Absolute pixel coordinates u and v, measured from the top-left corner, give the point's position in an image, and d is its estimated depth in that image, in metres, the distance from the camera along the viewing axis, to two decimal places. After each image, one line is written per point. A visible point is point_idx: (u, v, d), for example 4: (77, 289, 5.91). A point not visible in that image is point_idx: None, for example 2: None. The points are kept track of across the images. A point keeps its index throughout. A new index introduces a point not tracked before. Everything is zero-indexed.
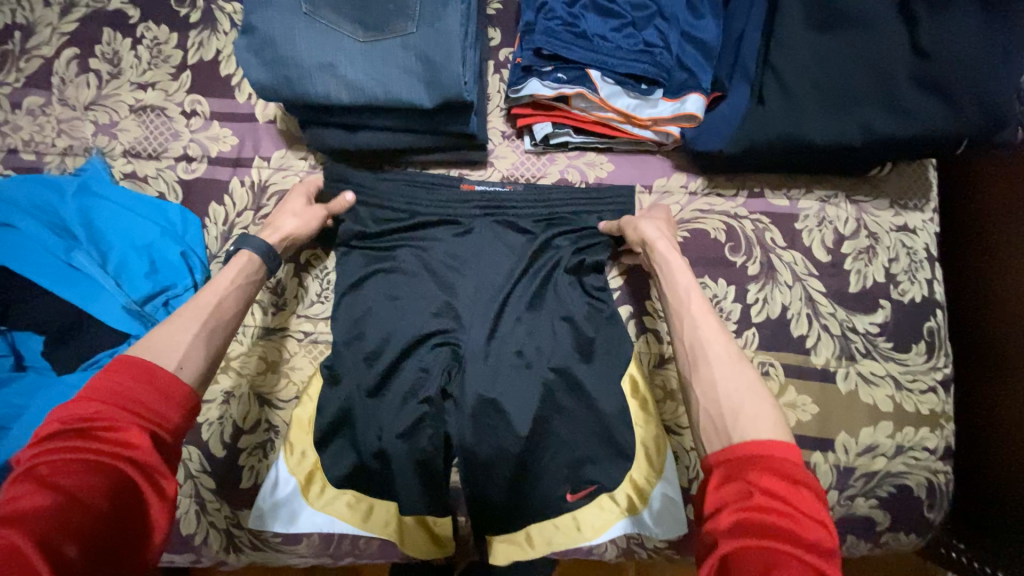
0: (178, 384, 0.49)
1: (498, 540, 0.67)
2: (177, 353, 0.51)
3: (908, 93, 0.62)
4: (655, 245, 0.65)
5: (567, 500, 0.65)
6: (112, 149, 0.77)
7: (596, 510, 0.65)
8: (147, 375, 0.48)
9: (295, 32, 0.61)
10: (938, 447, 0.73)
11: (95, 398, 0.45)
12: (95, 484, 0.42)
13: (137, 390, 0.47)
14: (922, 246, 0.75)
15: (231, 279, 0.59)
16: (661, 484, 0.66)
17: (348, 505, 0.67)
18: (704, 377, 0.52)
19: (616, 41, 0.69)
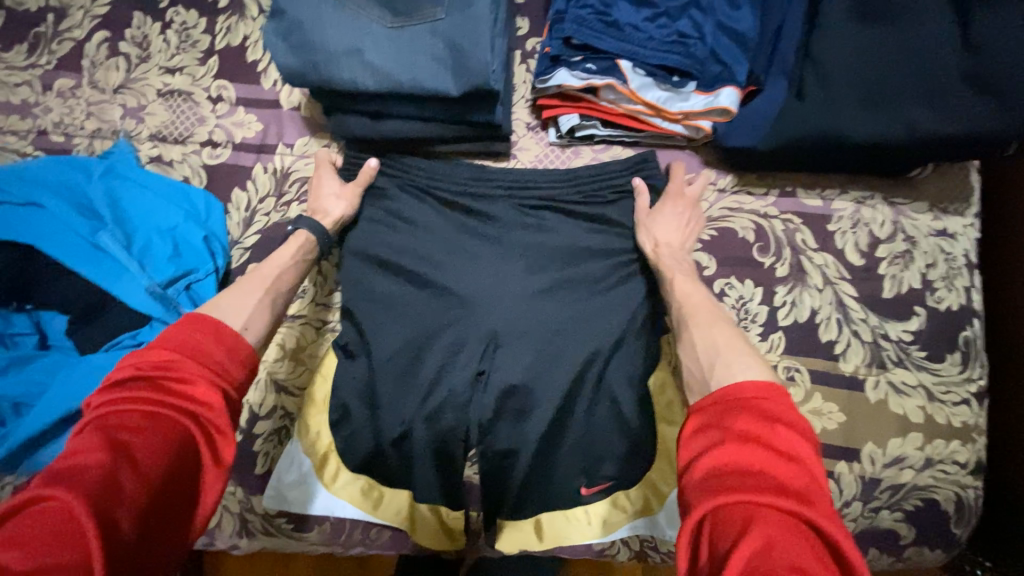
0: (242, 344, 0.50)
1: (507, 526, 0.68)
2: (243, 313, 0.55)
3: (958, 91, 0.59)
4: (650, 243, 0.67)
5: (582, 492, 0.66)
6: (140, 133, 0.78)
7: (607, 505, 0.67)
8: (215, 334, 0.49)
9: (323, 16, 0.60)
10: (969, 462, 0.71)
11: (165, 348, 0.47)
12: (164, 430, 0.43)
13: (205, 345, 0.48)
14: (961, 252, 0.72)
15: (289, 256, 0.65)
16: (674, 485, 0.66)
17: (360, 491, 0.69)
18: (690, 341, 0.56)
19: (649, 31, 0.66)
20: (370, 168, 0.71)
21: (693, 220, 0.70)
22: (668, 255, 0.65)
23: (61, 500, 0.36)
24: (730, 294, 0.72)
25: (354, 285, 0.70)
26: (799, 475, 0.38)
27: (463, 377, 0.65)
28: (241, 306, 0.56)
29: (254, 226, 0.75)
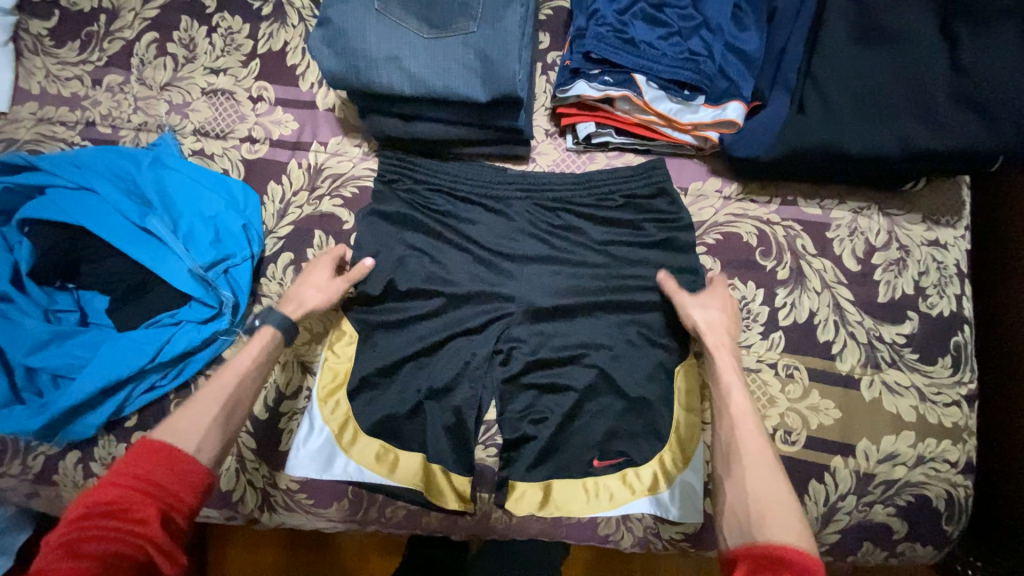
0: (193, 466, 0.55)
1: (523, 484, 0.74)
2: (196, 435, 0.58)
3: (947, 110, 0.64)
4: (706, 338, 0.69)
5: (594, 464, 0.74)
6: (183, 127, 0.83)
7: (617, 481, 0.74)
8: (166, 462, 0.54)
9: (366, 26, 0.66)
10: (960, 461, 0.74)
11: (121, 482, 0.52)
12: (118, 557, 0.48)
13: (159, 478, 0.53)
14: (952, 261, 0.77)
15: (251, 357, 0.66)
16: (684, 470, 0.73)
17: (376, 455, 0.74)
18: (740, 480, 0.57)
19: (662, 49, 0.72)
20: (365, 266, 0.75)
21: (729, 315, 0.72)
22: (723, 347, 0.68)
23: None
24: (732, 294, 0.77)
25: (386, 270, 0.77)
26: None
27: (483, 352, 0.76)
28: (194, 425, 0.58)
29: (288, 217, 0.80)
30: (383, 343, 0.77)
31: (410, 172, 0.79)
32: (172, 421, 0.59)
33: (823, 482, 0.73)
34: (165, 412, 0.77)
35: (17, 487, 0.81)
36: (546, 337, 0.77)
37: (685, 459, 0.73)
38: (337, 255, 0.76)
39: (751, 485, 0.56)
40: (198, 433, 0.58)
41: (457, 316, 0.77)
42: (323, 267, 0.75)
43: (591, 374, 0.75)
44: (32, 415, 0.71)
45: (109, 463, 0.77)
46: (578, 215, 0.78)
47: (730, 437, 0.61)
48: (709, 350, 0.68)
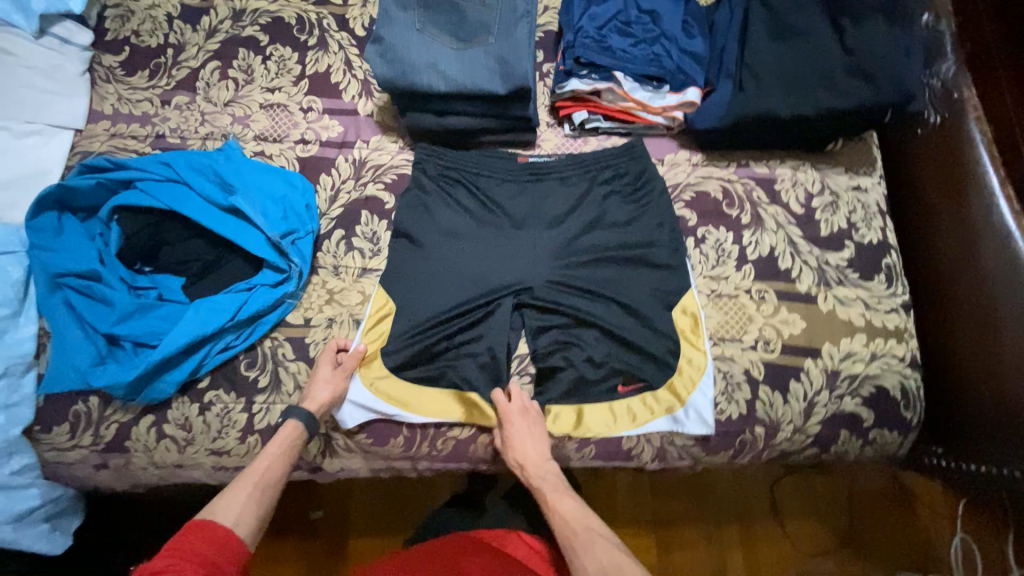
0: (232, 537, 0.65)
1: (557, 409, 0.87)
2: (236, 508, 0.69)
3: (845, 80, 0.86)
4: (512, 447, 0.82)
5: (619, 389, 0.88)
6: (244, 135, 0.99)
7: (639, 403, 0.88)
8: (211, 535, 0.64)
9: (410, 42, 0.85)
10: (905, 356, 0.91)
11: (171, 556, 0.60)
12: None
13: (204, 550, 0.62)
14: (873, 201, 0.98)
15: (278, 444, 0.78)
16: (694, 392, 0.87)
17: (417, 398, 0.87)
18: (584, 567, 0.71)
19: (633, 52, 0.95)
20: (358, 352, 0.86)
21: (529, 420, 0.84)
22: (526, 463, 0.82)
23: None
24: (709, 238, 0.95)
25: (427, 241, 0.93)
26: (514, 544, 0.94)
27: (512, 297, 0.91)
28: (234, 502, 0.69)
29: (339, 201, 0.95)
30: (427, 296, 0.91)
31: (441, 161, 0.96)
32: (210, 507, 0.69)
33: (801, 381, 0.89)
34: (235, 371, 0.87)
35: (89, 458, 0.86)
36: (564, 281, 0.92)
37: (692, 384, 0.87)
38: (336, 348, 0.86)
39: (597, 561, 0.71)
40: (238, 506, 0.69)
41: (490, 271, 0.92)
42: (327, 362, 0.85)
43: (602, 308, 0.91)
44: (122, 372, 0.81)
45: (182, 423, 0.86)
46: (581, 185, 0.97)
47: (575, 537, 0.75)
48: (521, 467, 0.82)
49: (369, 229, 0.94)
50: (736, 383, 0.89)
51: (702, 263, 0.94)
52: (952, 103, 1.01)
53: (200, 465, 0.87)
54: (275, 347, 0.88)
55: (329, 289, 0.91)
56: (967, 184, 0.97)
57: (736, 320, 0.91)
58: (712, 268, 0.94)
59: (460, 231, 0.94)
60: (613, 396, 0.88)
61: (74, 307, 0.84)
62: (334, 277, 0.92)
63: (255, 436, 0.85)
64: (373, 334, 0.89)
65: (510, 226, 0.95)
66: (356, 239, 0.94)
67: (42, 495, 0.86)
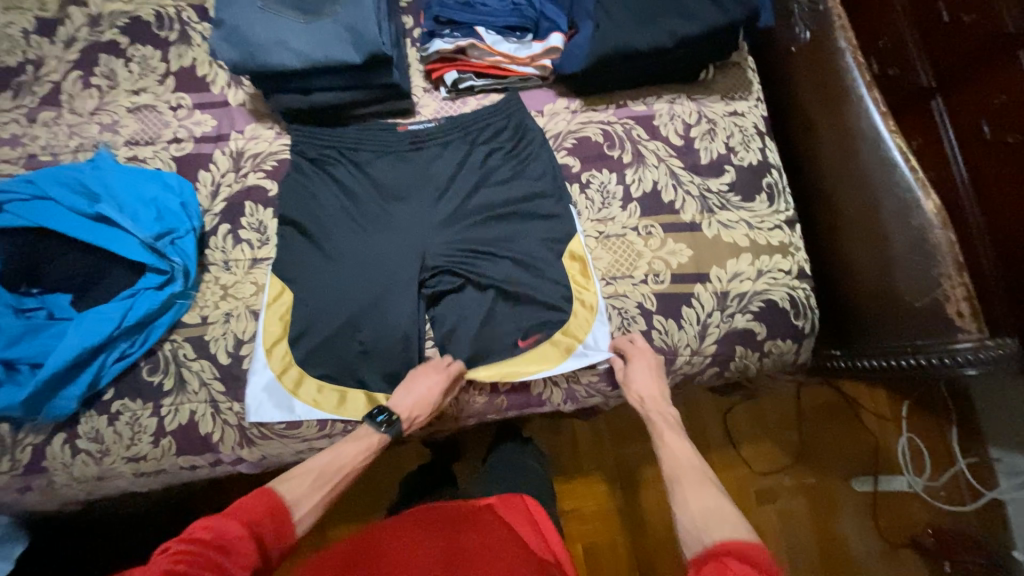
0: (284, 516, 0.70)
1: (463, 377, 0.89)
2: (305, 505, 0.74)
3: (692, 3, 0.87)
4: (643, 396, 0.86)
5: (520, 343, 0.90)
6: (116, 142, 0.97)
7: (540, 353, 0.89)
8: (272, 509, 0.70)
9: (255, 21, 0.83)
10: (792, 269, 0.95)
11: (232, 516, 0.66)
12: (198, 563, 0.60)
13: (264, 518, 0.68)
14: (750, 124, 1.00)
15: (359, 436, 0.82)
16: (590, 335, 0.90)
17: (320, 391, 0.89)
18: (684, 502, 0.72)
19: (493, 5, 0.95)
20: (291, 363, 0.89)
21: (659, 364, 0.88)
22: (652, 409, 0.85)
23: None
24: (593, 182, 0.97)
25: (313, 222, 0.93)
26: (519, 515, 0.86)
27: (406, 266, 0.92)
28: (301, 489, 0.75)
29: (220, 196, 0.95)
30: (319, 277, 0.91)
31: (319, 139, 0.95)
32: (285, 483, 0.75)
33: (693, 306, 0.92)
34: (139, 377, 0.88)
35: (9, 484, 0.86)
36: (454, 243, 0.93)
37: (588, 325, 0.90)
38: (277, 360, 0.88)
39: (694, 500, 0.71)
40: (309, 497, 0.75)
41: (379, 244, 0.92)
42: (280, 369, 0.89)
43: (494, 264, 0.92)
44: (17, 393, 0.81)
45: (94, 436, 0.86)
46: (462, 147, 0.97)
47: (681, 473, 0.76)
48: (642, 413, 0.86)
49: (255, 220, 0.94)
50: (631, 317, 0.92)
51: (588, 208, 0.96)
52: (816, 16, 1.02)
53: (121, 475, 0.87)
54: (174, 349, 0.89)
55: (222, 284, 0.92)
56: (839, 93, 0.97)
57: (625, 258, 0.94)
58: (598, 212, 0.96)
59: (346, 210, 0.94)
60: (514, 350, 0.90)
61: None
62: (225, 271, 0.93)
63: (168, 437, 0.86)
64: (274, 322, 0.90)
65: (396, 197, 0.95)
66: (243, 231, 0.94)
67: None
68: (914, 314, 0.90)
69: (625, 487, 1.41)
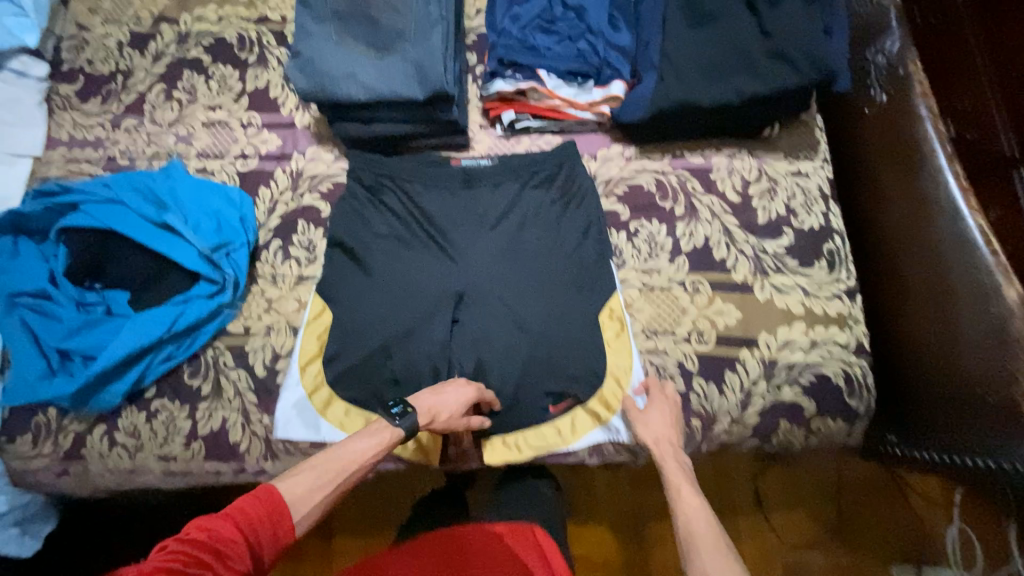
0: (284, 518, 0.64)
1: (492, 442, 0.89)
2: (307, 505, 0.67)
3: (764, 63, 0.85)
4: (655, 447, 0.80)
5: (551, 410, 0.87)
6: (188, 153, 1.03)
7: (568, 421, 0.88)
8: (272, 512, 0.63)
9: (329, 53, 0.87)
10: (849, 343, 0.89)
11: (229, 519, 0.59)
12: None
13: (263, 524, 0.62)
14: (814, 186, 0.96)
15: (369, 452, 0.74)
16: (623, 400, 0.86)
17: (346, 415, 0.89)
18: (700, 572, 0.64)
19: (557, 49, 0.95)
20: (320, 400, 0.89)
21: (678, 416, 0.84)
22: (666, 454, 0.79)
23: None
24: (642, 232, 0.95)
25: (360, 246, 0.94)
26: (527, 546, 0.79)
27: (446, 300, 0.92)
28: (303, 488, 0.68)
29: (276, 212, 0.99)
30: (358, 300, 0.92)
31: (374, 164, 0.97)
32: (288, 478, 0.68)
33: (736, 372, 0.87)
34: (179, 380, 0.91)
35: (47, 468, 0.90)
36: (494, 282, 0.92)
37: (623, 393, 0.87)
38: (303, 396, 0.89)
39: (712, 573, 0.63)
40: (312, 496, 0.68)
41: (420, 274, 0.93)
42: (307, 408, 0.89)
43: (532, 305, 0.90)
44: (68, 384, 0.85)
45: (131, 431, 0.89)
46: (513, 187, 0.97)
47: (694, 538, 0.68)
48: (656, 457, 0.79)
49: (305, 238, 0.97)
50: (669, 375, 0.88)
51: (635, 257, 0.94)
52: (895, 79, 0.96)
53: (150, 472, 0.90)
54: (215, 356, 0.92)
55: (268, 297, 0.95)
56: (914, 162, 0.92)
57: (669, 312, 0.90)
58: (644, 262, 0.93)
59: (392, 237, 0.96)
60: (545, 416, 0.88)
61: (28, 323, 0.89)
62: (272, 285, 0.96)
63: (198, 442, 0.88)
64: (310, 342, 0.91)
65: (442, 229, 0.96)
66: (293, 248, 0.97)
67: (9, 502, 0.92)
68: (985, 409, 0.81)
69: (641, 544, 1.33)
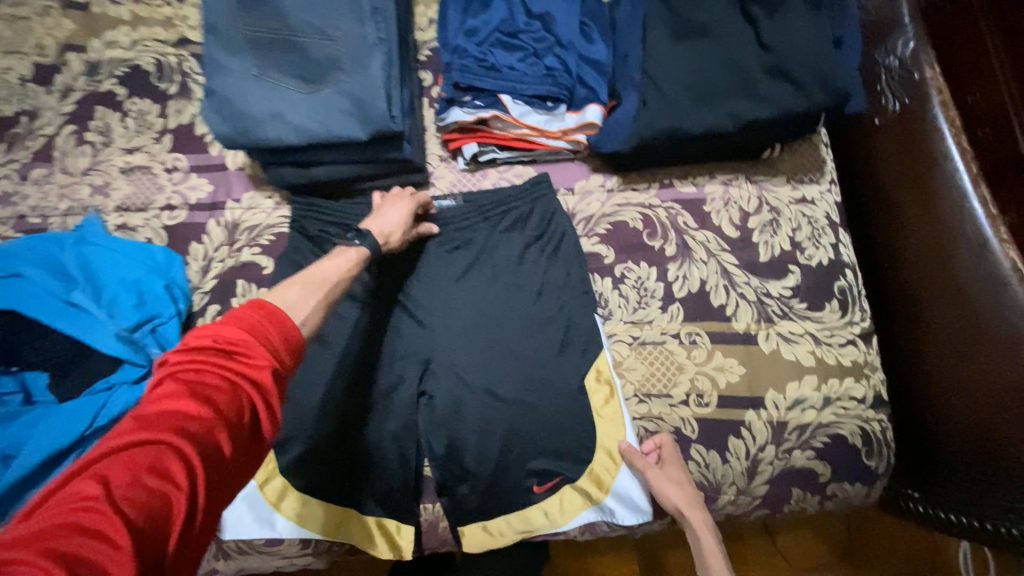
0: (285, 324, 0.53)
1: (467, 529, 0.78)
2: (304, 310, 0.57)
3: (763, 82, 0.73)
4: (688, 517, 0.72)
5: (535, 490, 0.77)
6: (107, 207, 0.90)
7: (556, 499, 0.77)
8: (269, 319, 0.52)
9: (250, 91, 0.74)
10: (866, 396, 0.79)
11: (224, 329, 0.50)
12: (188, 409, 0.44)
13: (262, 327, 0.51)
14: (822, 215, 0.84)
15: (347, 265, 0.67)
16: (617, 476, 0.75)
17: (305, 508, 0.76)
18: None
19: (522, 69, 0.82)
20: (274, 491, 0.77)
21: (688, 474, 0.75)
22: (698, 522, 0.72)
23: (130, 458, 0.40)
24: (629, 276, 0.83)
25: None
26: None
27: (408, 368, 0.80)
28: (293, 297, 0.58)
29: (211, 272, 0.86)
30: (304, 374, 0.79)
31: (317, 211, 0.84)
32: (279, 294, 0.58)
33: (741, 437, 0.77)
34: None
35: None
36: (462, 343, 0.81)
37: (613, 468, 0.75)
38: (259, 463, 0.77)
39: None
40: (305, 304, 0.58)
41: (380, 338, 0.82)
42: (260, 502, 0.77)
43: (508, 371, 0.79)
44: None
45: None
46: (482, 231, 0.85)
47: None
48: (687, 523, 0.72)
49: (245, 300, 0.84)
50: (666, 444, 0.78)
51: (622, 307, 0.82)
52: (910, 85, 0.84)
53: None
54: None
55: None
56: (935, 183, 0.81)
57: (662, 371, 0.80)
58: (633, 313, 0.82)
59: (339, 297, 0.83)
60: (529, 498, 0.77)
61: None
62: None
63: None
64: None
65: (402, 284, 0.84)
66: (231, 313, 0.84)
67: None
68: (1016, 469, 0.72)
69: None
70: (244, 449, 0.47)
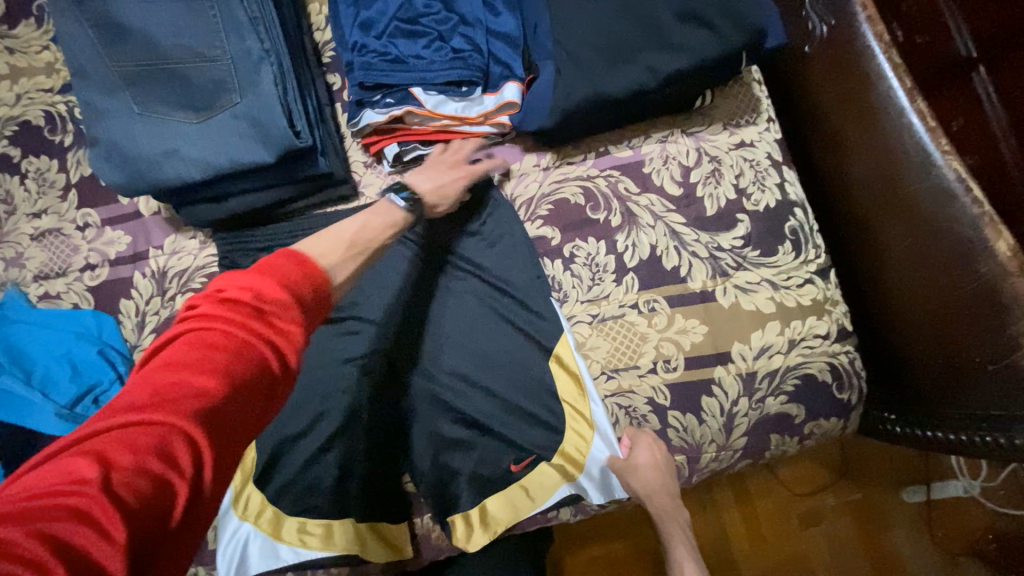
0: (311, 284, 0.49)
1: (455, 519, 0.76)
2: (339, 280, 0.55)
3: (676, 29, 0.70)
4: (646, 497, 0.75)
5: (513, 469, 0.76)
6: (24, 278, 0.84)
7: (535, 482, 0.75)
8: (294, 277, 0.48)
9: (137, 132, 0.69)
10: (830, 332, 0.78)
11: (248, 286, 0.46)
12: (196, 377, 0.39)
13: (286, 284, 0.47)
14: (763, 155, 0.82)
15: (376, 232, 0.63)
16: (589, 451, 0.74)
17: (299, 531, 0.73)
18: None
19: (429, 56, 0.77)
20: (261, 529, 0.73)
21: (663, 451, 0.75)
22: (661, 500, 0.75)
23: (128, 435, 0.35)
24: (578, 254, 0.80)
25: None
26: None
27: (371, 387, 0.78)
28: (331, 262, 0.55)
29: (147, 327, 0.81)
30: None
31: (243, 243, 0.79)
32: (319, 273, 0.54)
33: (714, 395, 0.77)
34: None
35: None
36: (422, 351, 0.79)
37: (585, 443, 0.75)
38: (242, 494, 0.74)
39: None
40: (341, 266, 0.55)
41: (336, 363, 0.79)
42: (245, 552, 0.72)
43: (473, 370, 0.78)
44: None
45: None
46: (413, 250, 0.82)
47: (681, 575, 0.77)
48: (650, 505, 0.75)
49: None
50: (642, 416, 0.77)
51: (576, 287, 0.80)
52: (833, 5, 0.80)
53: None
54: None
55: None
56: (871, 105, 0.77)
57: (627, 344, 0.78)
58: (588, 291, 0.80)
59: None
60: (514, 491, 0.75)
61: None
62: None
63: None
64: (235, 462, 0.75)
65: (348, 303, 0.81)
66: None
67: None
68: (969, 378, 0.74)
69: None
70: (258, 421, 0.42)
